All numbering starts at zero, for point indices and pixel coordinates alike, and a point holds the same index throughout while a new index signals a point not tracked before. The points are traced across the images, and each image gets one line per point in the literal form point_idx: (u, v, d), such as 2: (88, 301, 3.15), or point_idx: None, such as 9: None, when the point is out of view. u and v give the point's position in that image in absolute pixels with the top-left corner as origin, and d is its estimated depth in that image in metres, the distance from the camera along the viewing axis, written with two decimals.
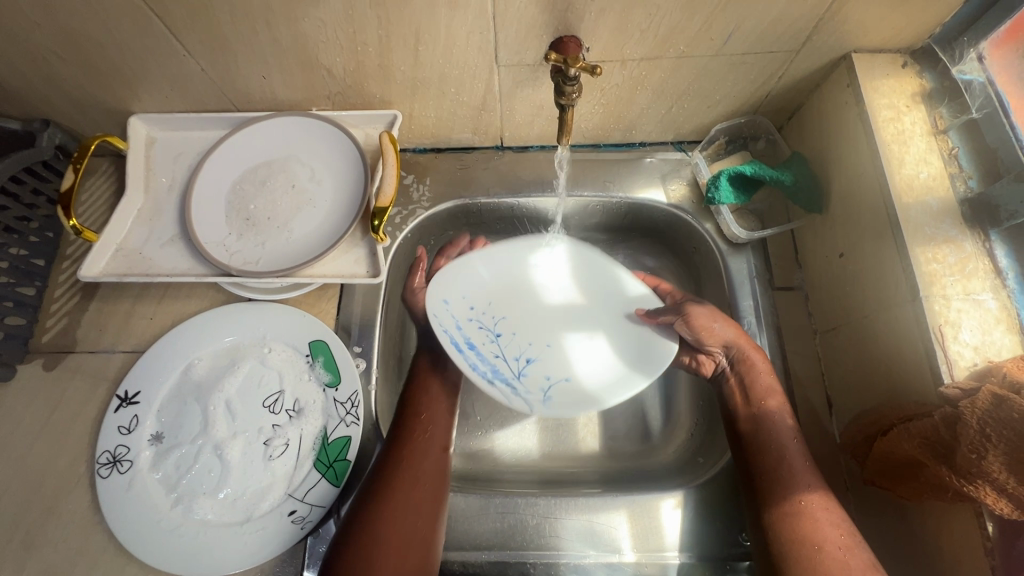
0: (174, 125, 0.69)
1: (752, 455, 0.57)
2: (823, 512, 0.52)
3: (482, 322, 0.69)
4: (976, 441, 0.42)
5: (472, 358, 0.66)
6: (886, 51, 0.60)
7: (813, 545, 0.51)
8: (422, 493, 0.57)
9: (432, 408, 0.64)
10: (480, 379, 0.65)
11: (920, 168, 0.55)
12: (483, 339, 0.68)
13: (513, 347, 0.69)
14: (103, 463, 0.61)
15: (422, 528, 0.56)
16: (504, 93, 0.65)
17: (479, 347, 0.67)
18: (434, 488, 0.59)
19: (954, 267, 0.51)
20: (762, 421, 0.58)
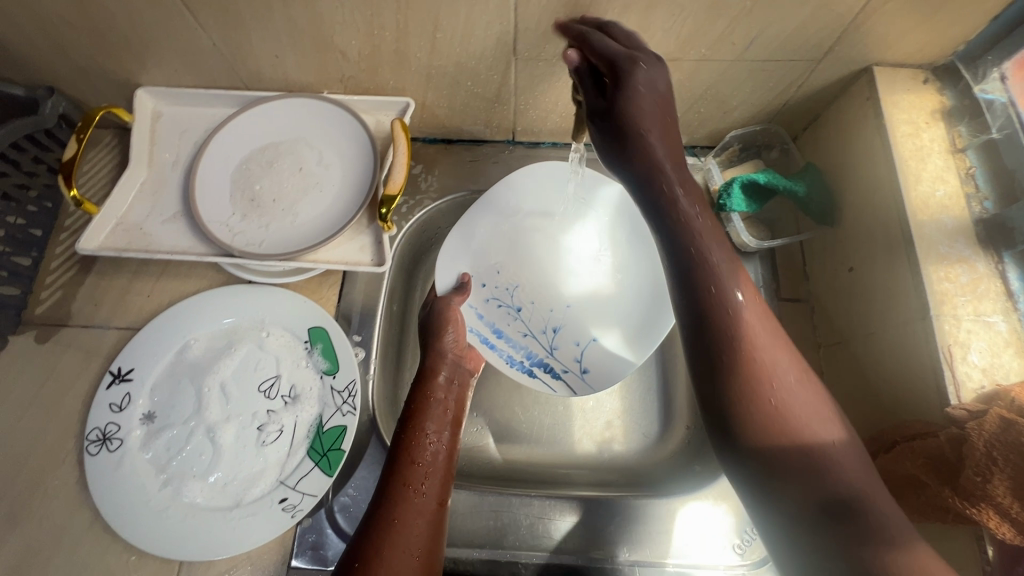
0: (181, 101, 0.68)
1: (742, 382, 0.43)
2: (813, 399, 0.43)
3: (501, 303, 0.71)
4: (982, 464, 0.42)
5: (503, 350, 0.69)
6: (908, 66, 0.59)
7: (836, 473, 0.40)
8: (422, 531, 0.48)
9: (439, 417, 0.57)
10: (520, 371, 0.68)
11: (936, 185, 0.54)
12: (506, 322, 0.71)
13: (537, 322, 0.71)
14: (92, 441, 0.60)
15: (424, 550, 0.47)
16: (519, 86, 0.64)
17: (507, 333, 0.71)
18: (432, 528, 0.49)
19: (966, 288, 0.50)
20: (741, 331, 0.45)
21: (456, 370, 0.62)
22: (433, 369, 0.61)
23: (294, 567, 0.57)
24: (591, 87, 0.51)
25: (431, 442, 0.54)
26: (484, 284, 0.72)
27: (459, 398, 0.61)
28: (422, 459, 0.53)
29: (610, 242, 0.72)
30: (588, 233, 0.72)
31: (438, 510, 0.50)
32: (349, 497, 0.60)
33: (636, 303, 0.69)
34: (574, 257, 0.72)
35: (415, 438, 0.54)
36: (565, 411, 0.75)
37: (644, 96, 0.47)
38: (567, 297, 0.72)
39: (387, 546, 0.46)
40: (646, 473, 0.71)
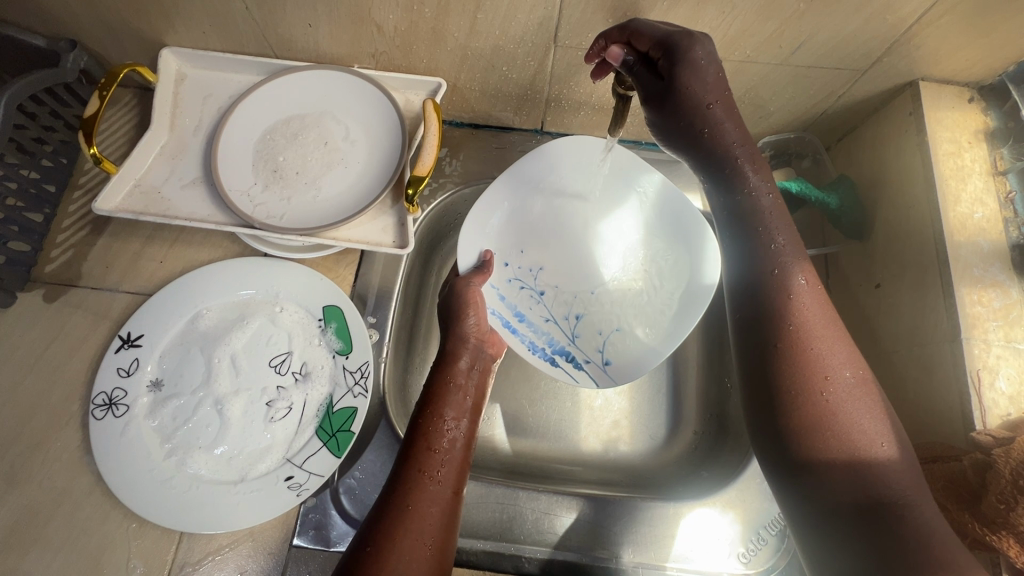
0: (206, 64, 0.66)
1: (794, 369, 0.45)
2: (868, 398, 0.44)
3: (524, 287, 0.71)
4: (1007, 491, 0.41)
5: (525, 335, 0.69)
6: (954, 83, 0.58)
7: (879, 471, 0.41)
8: (435, 520, 0.48)
9: (459, 406, 0.57)
10: (542, 359, 0.68)
11: (974, 207, 0.53)
12: (529, 305, 0.70)
13: (559, 308, 0.70)
14: (98, 405, 0.59)
15: (438, 537, 0.48)
16: (555, 74, 0.63)
17: (529, 317, 0.70)
18: (445, 517, 0.49)
19: (998, 312, 0.49)
20: (799, 318, 0.46)
21: (478, 356, 0.62)
22: (455, 353, 0.61)
23: (296, 546, 0.57)
24: (642, 70, 0.51)
25: (449, 430, 0.54)
26: (508, 264, 0.71)
27: (479, 384, 0.61)
28: (439, 449, 0.53)
29: (644, 234, 0.71)
30: (619, 224, 0.71)
31: (453, 500, 0.50)
32: (356, 479, 0.60)
33: (665, 300, 0.68)
34: (602, 245, 0.72)
35: (433, 425, 0.54)
36: (574, 407, 0.74)
37: (708, 71, 0.49)
38: (592, 286, 0.71)
39: (400, 534, 0.46)
40: (650, 475, 0.70)
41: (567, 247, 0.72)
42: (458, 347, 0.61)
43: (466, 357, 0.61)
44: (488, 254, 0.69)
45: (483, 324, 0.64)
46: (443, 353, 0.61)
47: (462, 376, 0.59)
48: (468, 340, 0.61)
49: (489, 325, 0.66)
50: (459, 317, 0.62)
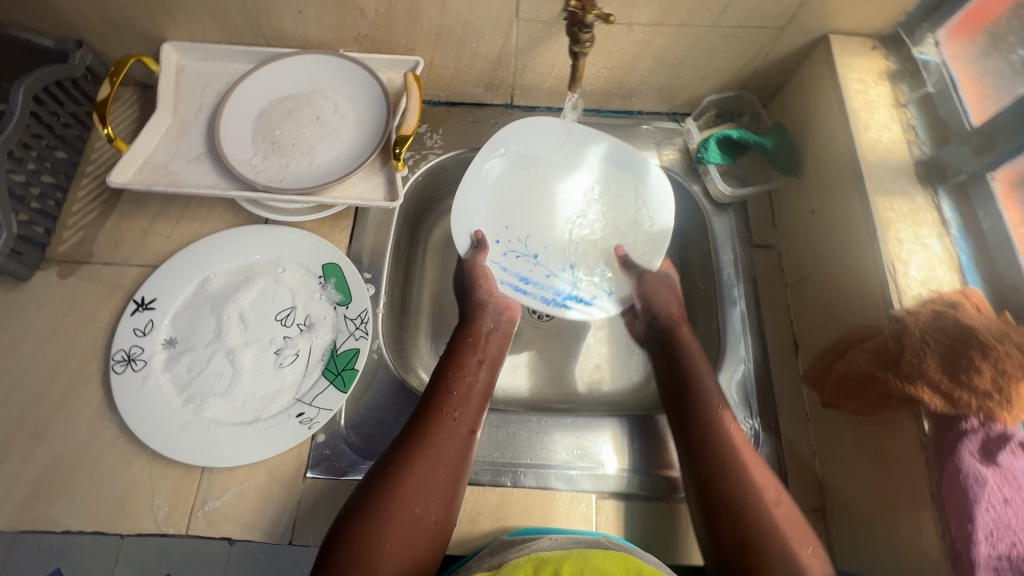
0: (205, 56, 0.73)
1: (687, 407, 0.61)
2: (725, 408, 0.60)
3: (522, 255, 0.78)
4: (918, 346, 0.49)
5: (535, 293, 0.76)
6: (859, 35, 0.68)
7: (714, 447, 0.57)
8: (446, 461, 0.55)
9: (475, 364, 0.65)
10: (555, 307, 0.76)
11: (883, 133, 0.63)
12: (529, 270, 0.78)
13: (555, 263, 0.78)
14: (118, 361, 0.63)
15: (451, 467, 0.55)
16: (520, 48, 0.71)
17: (533, 279, 0.77)
18: (461, 451, 0.57)
19: (907, 216, 0.58)
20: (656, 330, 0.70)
21: (492, 325, 0.70)
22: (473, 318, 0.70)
23: (310, 477, 0.61)
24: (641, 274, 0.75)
25: (463, 386, 0.62)
26: (500, 240, 0.78)
27: (499, 344, 0.69)
28: (451, 400, 0.60)
29: (609, 191, 0.79)
30: (585, 178, 0.79)
31: (464, 444, 0.57)
32: (361, 414, 0.65)
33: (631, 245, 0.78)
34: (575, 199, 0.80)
35: (454, 374, 0.63)
36: (557, 353, 0.82)
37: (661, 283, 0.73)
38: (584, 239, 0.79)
39: (411, 470, 0.54)
40: (632, 406, 0.77)
41: (552, 211, 0.80)
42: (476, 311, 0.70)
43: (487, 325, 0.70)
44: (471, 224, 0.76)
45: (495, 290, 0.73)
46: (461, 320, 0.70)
47: (482, 336, 0.68)
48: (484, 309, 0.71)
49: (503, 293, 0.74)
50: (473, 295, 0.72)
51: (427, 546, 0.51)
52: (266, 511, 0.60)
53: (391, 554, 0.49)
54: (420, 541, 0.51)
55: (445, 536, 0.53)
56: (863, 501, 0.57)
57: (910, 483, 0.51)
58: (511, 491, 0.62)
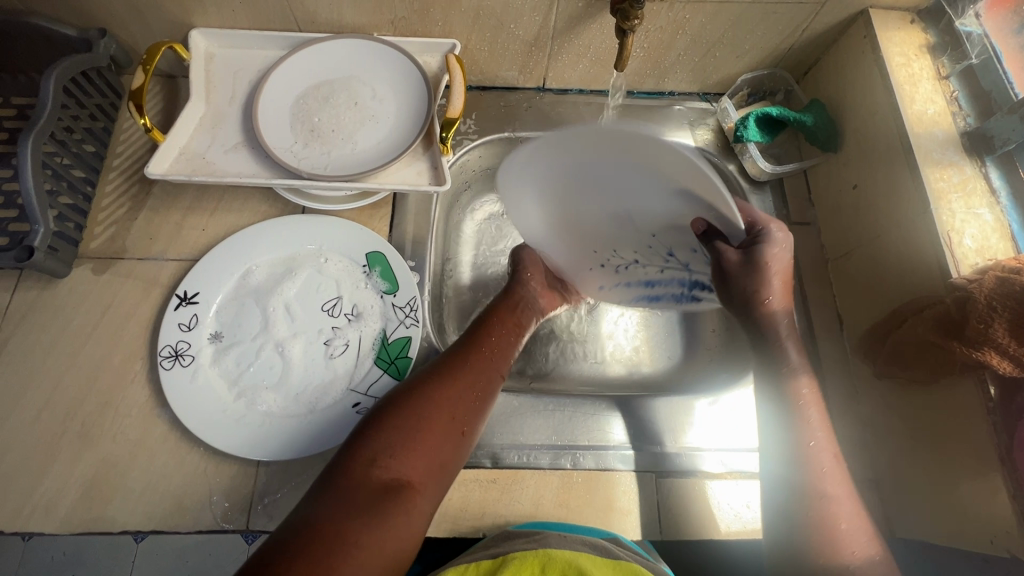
0: (234, 42, 0.71)
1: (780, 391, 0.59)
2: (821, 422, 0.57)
3: (632, 270, 0.71)
4: (985, 313, 0.49)
5: (664, 295, 0.73)
6: (897, 9, 0.68)
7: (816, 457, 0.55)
8: (478, 383, 0.58)
9: (504, 331, 0.65)
10: (687, 303, 0.73)
11: (927, 105, 0.63)
12: (644, 276, 0.71)
13: (656, 258, 0.68)
14: (164, 356, 0.62)
15: (469, 417, 0.55)
16: (558, 29, 0.70)
17: (659, 283, 0.72)
18: (480, 401, 0.57)
19: (957, 186, 0.59)
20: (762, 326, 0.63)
21: (529, 303, 0.71)
22: (512, 292, 0.71)
23: None
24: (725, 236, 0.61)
25: (498, 331, 0.65)
26: (605, 267, 0.73)
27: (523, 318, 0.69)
28: (488, 340, 0.63)
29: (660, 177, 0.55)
30: (599, 173, 0.58)
31: (496, 377, 0.60)
32: None
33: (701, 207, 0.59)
34: (635, 198, 0.60)
35: (478, 331, 0.64)
36: (597, 337, 0.82)
37: (735, 260, 0.60)
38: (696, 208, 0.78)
39: (446, 383, 0.56)
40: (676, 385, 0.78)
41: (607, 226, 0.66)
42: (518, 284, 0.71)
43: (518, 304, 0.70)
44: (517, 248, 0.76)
45: (539, 277, 0.73)
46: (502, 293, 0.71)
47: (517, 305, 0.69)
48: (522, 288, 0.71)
49: (546, 282, 0.74)
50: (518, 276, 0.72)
51: (452, 453, 0.53)
52: None
53: (421, 450, 0.51)
54: (447, 446, 0.53)
55: (467, 449, 0.55)
56: (921, 467, 0.58)
57: (974, 447, 0.52)
58: (571, 473, 0.62)
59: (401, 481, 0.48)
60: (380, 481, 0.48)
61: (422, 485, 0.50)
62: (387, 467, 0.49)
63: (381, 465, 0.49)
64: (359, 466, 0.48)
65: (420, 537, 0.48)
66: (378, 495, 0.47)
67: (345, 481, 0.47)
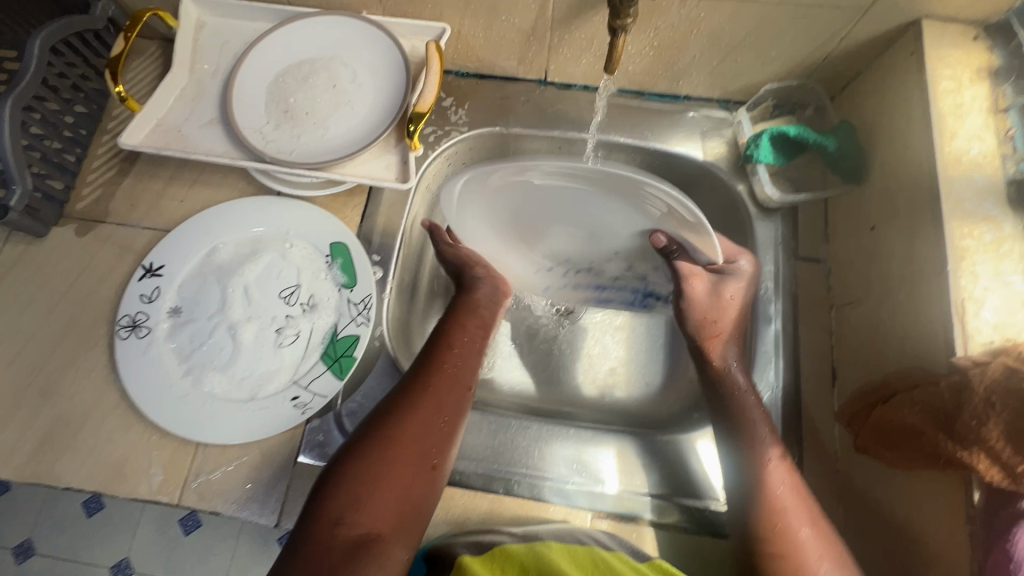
0: (225, 12, 0.69)
1: (739, 438, 0.56)
2: (793, 490, 0.53)
3: (581, 274, 0.67)
4: (979, 408, 0.43)
5: (610, 295, 0.70)
6: (958, 22, 0.57)
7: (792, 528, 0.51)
8: (441, 409, 0.55)
9: (466, 345, 0.61)
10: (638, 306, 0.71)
11: (971, 143, 0.53)
12: (588, 286, 0.69)
13: (609, 274, 0.66)
14: (123, 326, 0.64)
15: (434, 455, 0.53)
16: (557, 19, 0.64)
17: (608, 291, 0.69)
18: (446, 431, 0.55)
19: (988, 246, 0.49)
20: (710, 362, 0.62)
21: (490, 298, 0.66)
22: (471, 289, 0.66)
23: (301, 462, 0.60)
24: (687, 257, 0.60)
25: (463, 340, 0.61)
26: (564, 275, 0.68)
27: (491, 317, 0.66)
28: (449, 357, 0.59)
29: (629, 211, 0.55)
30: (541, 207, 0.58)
31: (461, 401, 0.57)
32: (357, 403, 0.63)
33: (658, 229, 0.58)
34: (606, 221, 0.58)
35: (443, 348, 0.60)
36: (572, 353, 0.77)
37: (700, 292, 0.60)
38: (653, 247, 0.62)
39: (407, 420, 0.54)
40: (648, 417, 0.72)
41: (562, 236, 0.62)
42: (474, 284, 0.66)
43: (481, 303, 0.65)
44: (426, 225, 0.69)
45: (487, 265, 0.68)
46: (458, 293, 0.66)
47: (482, 303, 0.65)
48: (477, 287, 0.66)
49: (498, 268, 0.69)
50: (468, 273, 0.67)
51: (422, 493, 0.52)
52: (255, 491, 0.59)
53: (385, 498, 0.50)
54: (414, 487, 0.51)
55: (440, 483, 0.53)
56: (892, 560, 0.51)
57: (949, 553, 0.45)
58: (502, 499, 0.59)
59: (370, 538, 0.48)
60: (347, 540, 0.48)
61: (393, 535, 0.49)
62: (353, 524, 0.48)
63: (348, 523, 0.48)
64: (324, 527, 0.48)
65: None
66: (347, 557, 0.47)
67: (309, 545, 0.47)
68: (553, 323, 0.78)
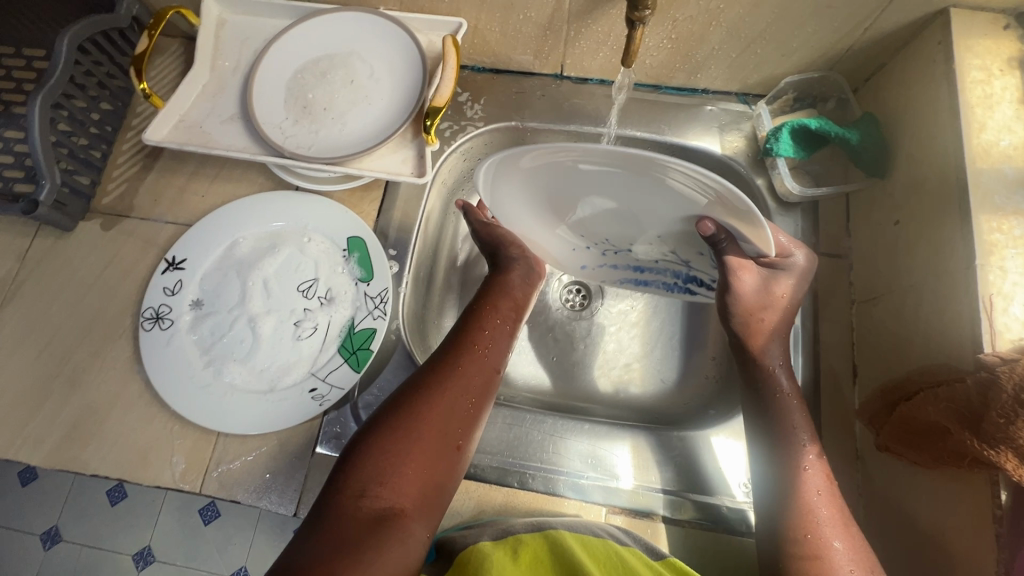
0: (245, 9, 0.70)
1: (774, 432, 0.55)
2: (826, 493, 0.51)
3: (619, 254, 0.63)
4: (1008, 406, 0.41)
5: (654, 283, 0.67)
6: (988, 10, 0.55)
7: (822, 534, 0.49)
8: (469, 390, 0.56)
9: (495, 329, 0.62)
10: (680, 293, 0.67)
11: (1001, 135, 0.51)
12: (626, 271, 0.66)
13: (649, 262, 0.63)
14: (147, 318, 0.65)
15: (460, 435, 0.54)
16: (573, 13, 0.63)
17: (650, 281, 0.67)
18: (471, 412, 0.55)
19: (1018, 240, 0.48)
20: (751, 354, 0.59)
21: (524, 279, 0.66)
22: (507, 270, 0.66)
23: (318, 453, 0.61)
24: (736, 248, 0.53)
25: (493, 322, 0.62)
26: (603, 254, 0.65)
27: (523, 299, 0.65)
28: (479, 336, 0.60)
29: (665, 198, 0.50)
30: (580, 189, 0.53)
31: (489, 382, 0.57)
32: (374, 396, 0.64)
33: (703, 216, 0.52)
34: (638, 204, 0.52)
35: (473, 330, 0.60)
36: (587, 349, 0.76)
37: (749, 286, 0.55)
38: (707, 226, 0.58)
39: (436, 397, 0.54)
40: (665, 413, 0.72)
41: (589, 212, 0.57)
42: (509, 264, 0.66)
43: (515, 283, 0.65)
44: (459, 205, 0.68)
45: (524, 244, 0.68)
46: (493, 272, 0.67)
47: (515, 285, 0.65)
48: (513, 268, 0.66)
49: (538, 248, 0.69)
50: (505, 250, 0.67)
51: (446, 473, 0.52)
52: (274, 480, 0.60)
53: (410, 473, 0.49)
54: (439, 467, 0.51)
55: (462, 465, 0.54)
56: (913, 561, 0.50)
57: (975, 554, 0.44)
58: (517, 492, 0.59)
59: (393, 513, 0.47)
60: (370, 513, 0.47)
61: (415, 512, 0.49)
62: (378, 498, 0.48)
63: (371, 496, 0.48)
64: (347, 500, 0.47)
65: (417, 561, 0.48)
66: (369, 530, 0.46)
67: (333, 516, 0.46)
68: (568, 317, 0.78)
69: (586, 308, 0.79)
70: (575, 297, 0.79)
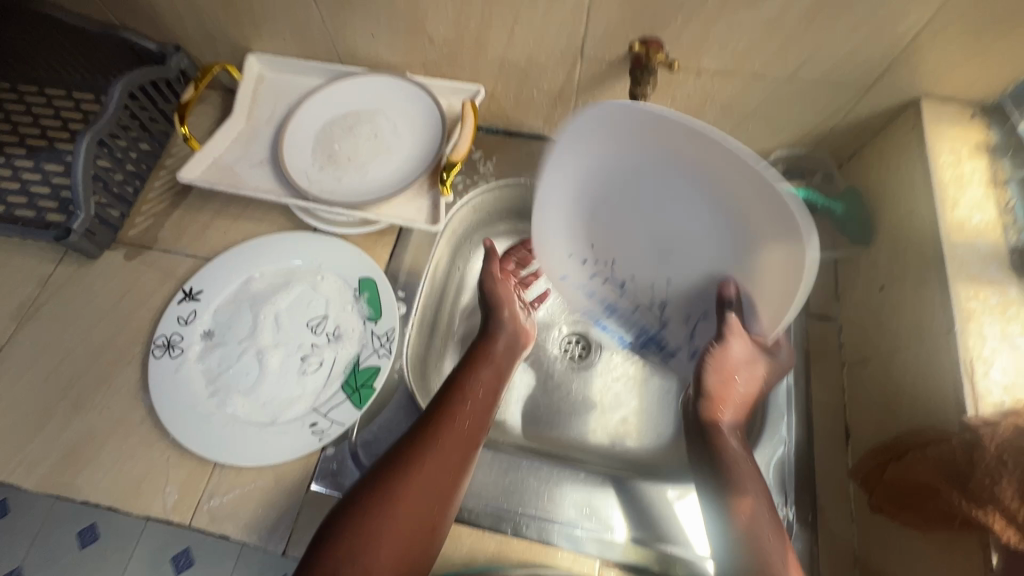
0: (284, 69, 0.77)
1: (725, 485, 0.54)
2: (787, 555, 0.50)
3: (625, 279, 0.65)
4: (992, 466, 0.43)
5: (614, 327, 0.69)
6: (956, 102, 0.62)
7: None
8: (447, 466, 0.56)
9: (475, 398, 0.62)
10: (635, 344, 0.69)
11: (973, 212, 0.56)
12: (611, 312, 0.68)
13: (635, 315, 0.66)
14: (158, 345, 0.67)
15: (436, 515, 0.54)
16: (582, 85, 0.70)
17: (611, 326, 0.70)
18: (447, 490, 0.55)
19: (994, 308, 0.51)
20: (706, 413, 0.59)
21: (510, 342, 0.70)
22: (491, 335, 0.70)
23: (311, 491, 0.60)
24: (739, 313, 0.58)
25: (473, 391, 0.63)
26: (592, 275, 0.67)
27: (506, 364, 0.68)
28: (458, 407, 0.61)
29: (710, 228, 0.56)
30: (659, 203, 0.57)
31: (468, 455, 0.58)
32: (372, 434, 0.64)
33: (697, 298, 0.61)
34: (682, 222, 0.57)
35: (452, 402, 0.61)
36: (583, 400, 0.77)
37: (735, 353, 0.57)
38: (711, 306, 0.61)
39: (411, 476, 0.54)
40: (660, 467, 0.72)
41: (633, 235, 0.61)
42: (495, 330, 0.70)
43: (498, 350, 0.69)
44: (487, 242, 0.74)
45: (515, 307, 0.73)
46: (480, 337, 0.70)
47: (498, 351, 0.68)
48: (498, 334, 0.70)
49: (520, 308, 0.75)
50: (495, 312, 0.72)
51: (419, 553, 0.52)
52: (265, 516, 0.59)
53: (382, 554, 0.50)
54: (412, 546, 0.52)
55: (438, 544, 0.54)
56: None
57: None
58: (510, 540, 0.58)
59: None
60: None
61: None
62: None
63: None
64: None
65: None
66: None
67: None
68: (567, 368, 0.80)
69: (585, 359, 0.81)
70: (574, 348, 0.81)
